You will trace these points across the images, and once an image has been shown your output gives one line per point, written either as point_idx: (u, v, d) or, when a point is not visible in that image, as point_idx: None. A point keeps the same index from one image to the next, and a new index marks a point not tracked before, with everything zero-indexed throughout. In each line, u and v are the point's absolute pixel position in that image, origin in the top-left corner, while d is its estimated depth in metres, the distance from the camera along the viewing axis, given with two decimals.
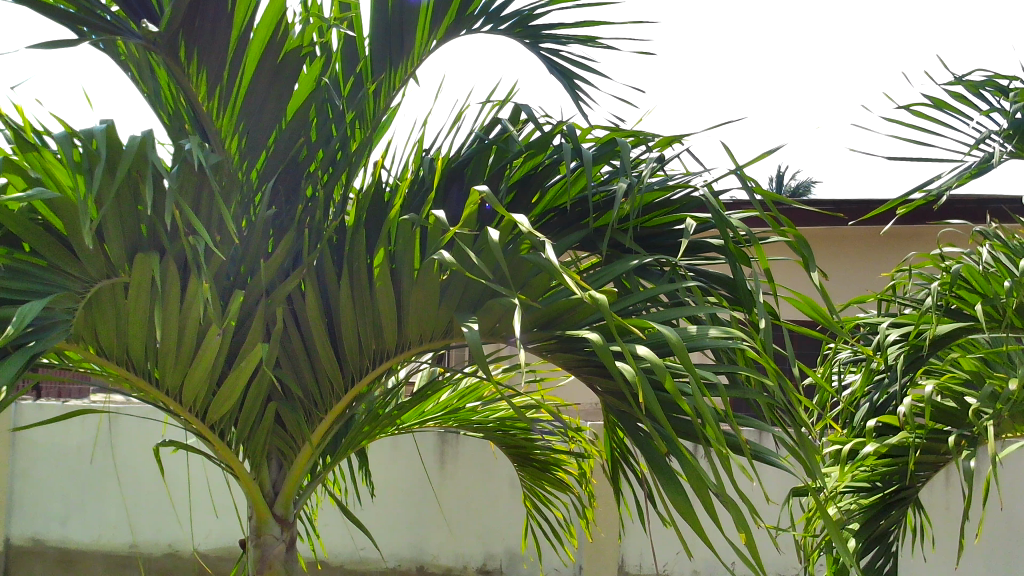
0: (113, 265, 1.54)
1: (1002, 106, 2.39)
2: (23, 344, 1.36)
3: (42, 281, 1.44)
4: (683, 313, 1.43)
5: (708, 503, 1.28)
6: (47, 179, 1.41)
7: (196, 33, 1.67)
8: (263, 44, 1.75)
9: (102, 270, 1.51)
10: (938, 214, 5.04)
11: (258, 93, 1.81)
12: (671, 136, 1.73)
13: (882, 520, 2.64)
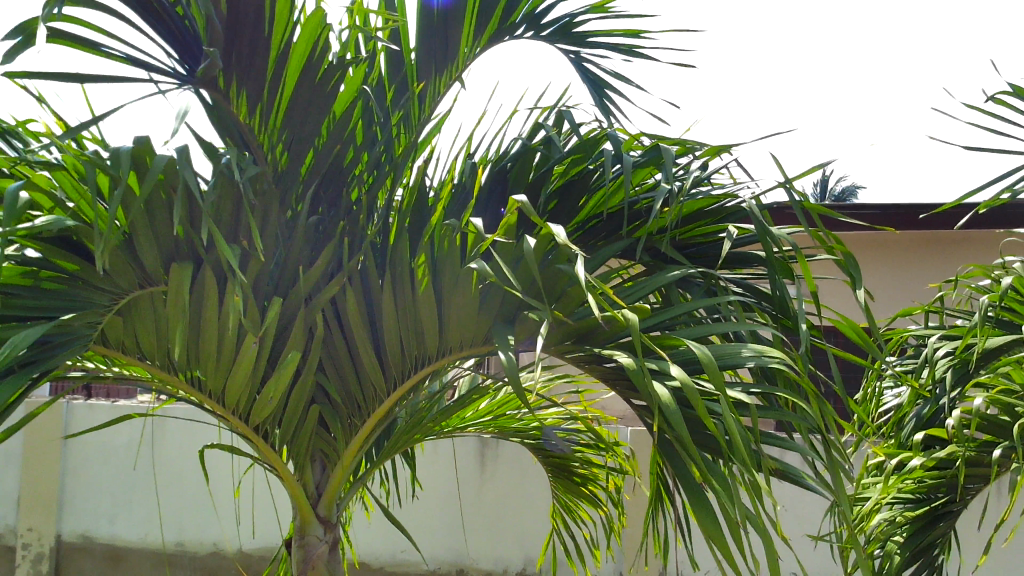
0: (148, 276, 1.60)
1: None
2: (31, 362, 1.41)
3: (75, 293, 1.50)
4: (719, 329, 1.43)
5: (738, 528, 1.25)
6: (70, 190, 1.47)
7: (234, 57, 1.70)
8: (302, 62, 1.75)
9: (132, 279, 1.57)
10: (990, 220, 4.91)
11: (297, 108, 1.82)
12: (718, 146, 1.71)
13: (930, 533, 2.57)
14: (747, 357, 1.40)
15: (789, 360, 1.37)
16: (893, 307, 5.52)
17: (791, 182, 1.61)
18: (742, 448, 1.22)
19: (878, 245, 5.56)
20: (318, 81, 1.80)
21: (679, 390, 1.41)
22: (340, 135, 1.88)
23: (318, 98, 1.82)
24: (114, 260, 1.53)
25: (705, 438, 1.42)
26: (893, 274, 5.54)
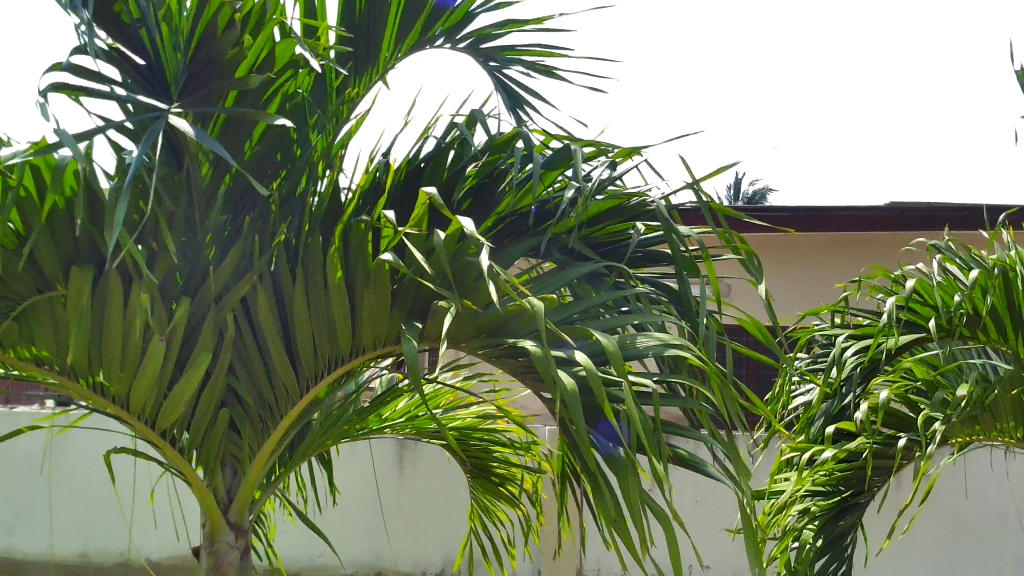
0: (46, 279, 1.56)
1: None
2: None
3: None
4: (627, 321, 1.46)
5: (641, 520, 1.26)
6: None
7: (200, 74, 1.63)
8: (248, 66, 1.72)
9: (31, 284, 1.53)
10: (893, 223, 5.12)
11: (237, 111, 1.77)
12: (631, 148, 1.74)
13: (841, 521, 2.67)
14: (652, 346, 1.43)
15: (694, 351, 1.41)
16: (799, 306, 5.68)
17: (699, 184, 1.66)
18: (645, 439, 1.24)
19: (787, 246, 5.73)
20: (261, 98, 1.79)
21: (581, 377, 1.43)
22: (272, 140, 1.84)
23: (248, 109, 1.77)
24: (11, 265, 1.50)
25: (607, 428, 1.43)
26: (799, 275, 5.71)
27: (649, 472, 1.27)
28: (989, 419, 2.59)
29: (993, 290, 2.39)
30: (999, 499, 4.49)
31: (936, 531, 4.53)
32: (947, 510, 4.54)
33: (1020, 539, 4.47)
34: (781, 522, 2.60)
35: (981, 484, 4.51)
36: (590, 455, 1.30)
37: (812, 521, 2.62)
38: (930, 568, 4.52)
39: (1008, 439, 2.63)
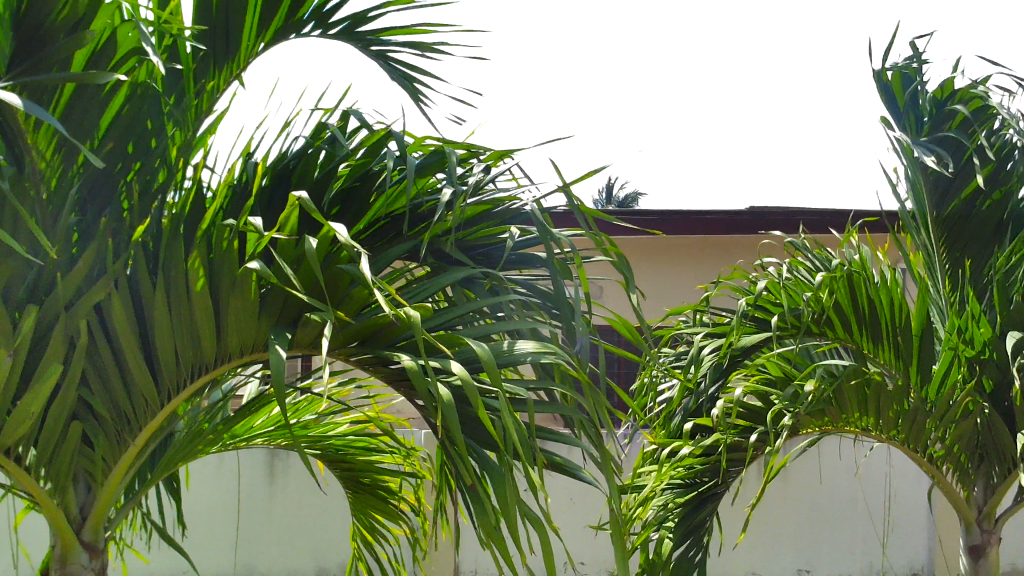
0: None
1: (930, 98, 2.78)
2: None
3: None
4: (500, 328, 1.46)
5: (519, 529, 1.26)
6: None
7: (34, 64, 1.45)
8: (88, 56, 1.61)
9: None
10: (754, 227, 5.36)
11: (79, 104, 1.65)
12: (502, 151, 1.75)
13: (696, 513, 2.80)
14: (528, 354, 1.45)
15: (565, 358, 1.44)
16: (664, 304, 5.89)
17: (570, 187, 1.69)
18: (521, 449, 1.24)
19: (656, 249, 5.91)
20: (102, 92, 1.67)
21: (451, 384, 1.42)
22: (118, 135, 1.73)
23: (94, 101, 1.67)
24: None
25: (483, 434, 1.43)
26: (667, 277, 5.92)
27: (525, 483, 1.27)
28: (836, 411, 2.71)
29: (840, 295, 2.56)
30: (850, 488, 4.78)
31: (791, 520, 4.79)
32: (801, 499, 4.80)
33: (867, 525, 4.78)
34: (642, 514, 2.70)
35: (832, 473, 4.79)
36: (465, 464, 1.28)
37: (671, 513, 2.74)
38: (788, 555, 4.77)
39: (855, 429, 2.79)
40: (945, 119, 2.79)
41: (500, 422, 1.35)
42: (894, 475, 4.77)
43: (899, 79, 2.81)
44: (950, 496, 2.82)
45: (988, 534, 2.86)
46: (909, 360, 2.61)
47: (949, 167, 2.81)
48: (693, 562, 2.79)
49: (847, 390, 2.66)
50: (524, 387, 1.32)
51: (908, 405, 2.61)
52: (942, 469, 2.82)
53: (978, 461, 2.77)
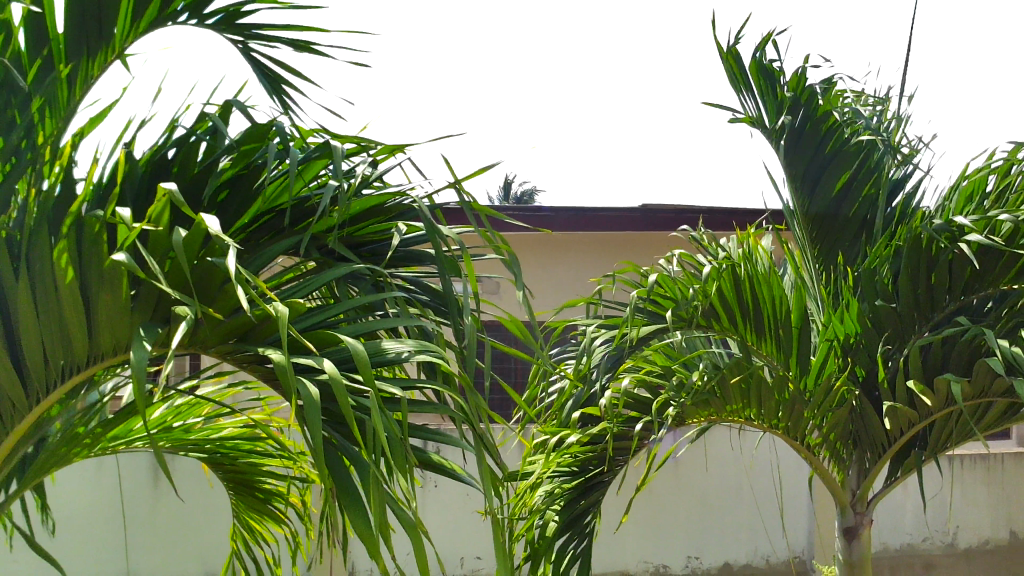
0: None
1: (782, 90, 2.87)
2: None
3: None
4: (380, 326, 1.45)
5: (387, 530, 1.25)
6: None
7: None
8: None
9: None
10: (646, 224, 5.49)
11: None
12: (394, 145, 1.73)
13: (581, 500, 2.89)
14: (406, 352, 1.45)
15: (444, 356, 1.44)
16: (559, 297, 5.97)
17: (460, 184, 1.68)
18: (390, 447, 1.24)
19: (550, 246, 5.98)
20: None
21: (326, 382, 1.40)
22: None
23: None
24: None
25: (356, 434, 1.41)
26: (562, 273, 5.99)
27: (396, 481, 1.26)
28: (720, 401, 2.81)
29: (723, 287, 2.65)
30: (736, 476, 4.96)
31: (681, 508, 4.91)
32: (691, 487, 4.93)
33: (751, 510, 4.97)
34: (530, 504, 2.75)
35: (718, 461, 4.96)
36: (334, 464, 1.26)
37: (556, 500, 2.81)
38: (678, 543, 4.89)
39: (738, 419, 2.90)
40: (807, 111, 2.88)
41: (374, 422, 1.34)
42: (777, 463, 4.97)
43: (759, 72, 2.88)
44: (826, 480, 2.96)
45: (861, 516, 3.01)
46: (790, 351, 2.72)
47: (819, 154, 2.91)
48: (576, 553, 2.86)
49: (729, 380, 2.72)
50: (396, 386, 1.31)
51: (788, 394, 2.73)
52: (819, 456, 2.96)
53: (851, 447, 2.92)
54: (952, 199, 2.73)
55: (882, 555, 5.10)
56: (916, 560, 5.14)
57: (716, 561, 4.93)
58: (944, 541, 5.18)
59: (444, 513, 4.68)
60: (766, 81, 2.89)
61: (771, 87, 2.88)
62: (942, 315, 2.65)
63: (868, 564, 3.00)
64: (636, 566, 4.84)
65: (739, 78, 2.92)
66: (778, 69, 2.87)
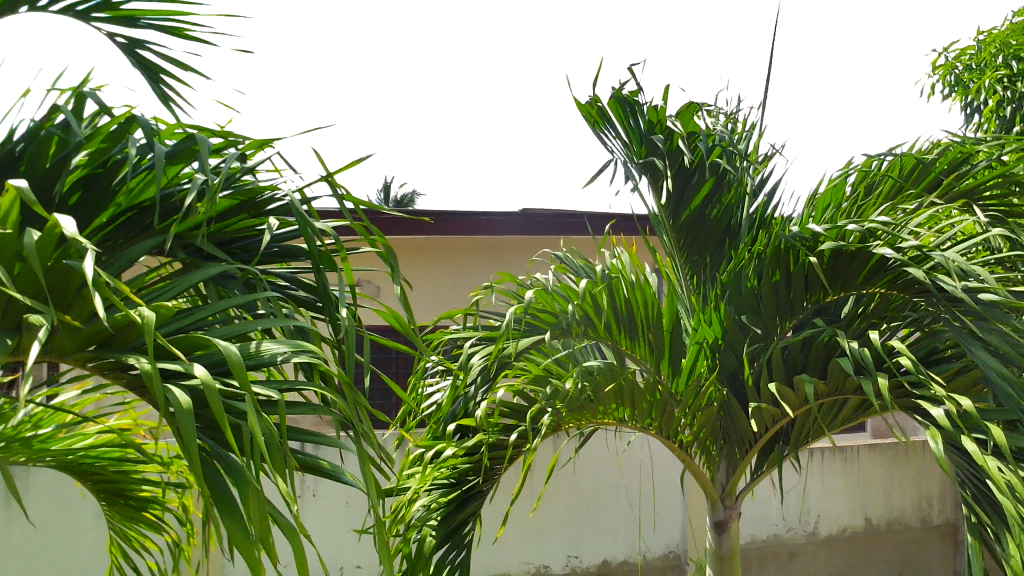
0: None
1: (637, 121, 3.07)
2: None
3: None
4: (254, 326, 1.40)
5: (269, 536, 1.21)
6: None
7: None
8: None
9: None
10: (525, 226, 5.55)
11: None
12: (264, 140, 1.68)
13: (459, 513, 2.87)
14: (281, 352, 1.41)
15: (322, 356, 1.41)
16: (439, 305, 5.95)
17: (332, 176, 1.66)
18: (270, 451, 1.21)
19: (428, 252, 5.96)
20: None
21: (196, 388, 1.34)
22: None
23: None
24: None
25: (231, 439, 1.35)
26: (441, 279, 5.98)
27: (276, 485, 1.22)
28: (593, 407, 2.87)
29: (599, 299, 2.71)
30: (613, 476, 5.09)
31: (559, 508, 4.96)
32: (572, 488, 5.01)
33: (628, 509, 5.10)
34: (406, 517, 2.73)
35: (595, 464, 5.06)
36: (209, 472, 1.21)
37: (432, 515, 2.78)
38: (558, 544, 4.94)
39: (612, 421, 2.97)
40: (666, 136, 3.05)
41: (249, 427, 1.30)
42: (653, 462, 5.13)
43: (617, 102, 3.05)
44: (697, 477, 3.07)
45: (730, 510, 3.13)
46: (662, 354, 2.82)
47: (683, 172, 3.07)
48: (455, 562, 2.84)
49: (603, 388, 2.77)
50: (270, 388, 1.27)
51: (659, 396, 2.83)
52: (691, 453, 3.07)
53: (720, 443, 3.05)
54: (813, 203, 2.88)
55: (750, 546, 5.32)
56: (782, 549, 5.39)
57: (595, 559, 5.01)
58: (805, 531, 5.47)
59: (323, 520, 4.57)
60: (624, 109, 3.07)
61: (629, 113, 3.06)
62: (801, 317, 2.79)
63: (735, 556, 3.13)
64: (517, 568, 4.85)
65: (600, 115, 3.07)
66: (634, 95, 3.04)
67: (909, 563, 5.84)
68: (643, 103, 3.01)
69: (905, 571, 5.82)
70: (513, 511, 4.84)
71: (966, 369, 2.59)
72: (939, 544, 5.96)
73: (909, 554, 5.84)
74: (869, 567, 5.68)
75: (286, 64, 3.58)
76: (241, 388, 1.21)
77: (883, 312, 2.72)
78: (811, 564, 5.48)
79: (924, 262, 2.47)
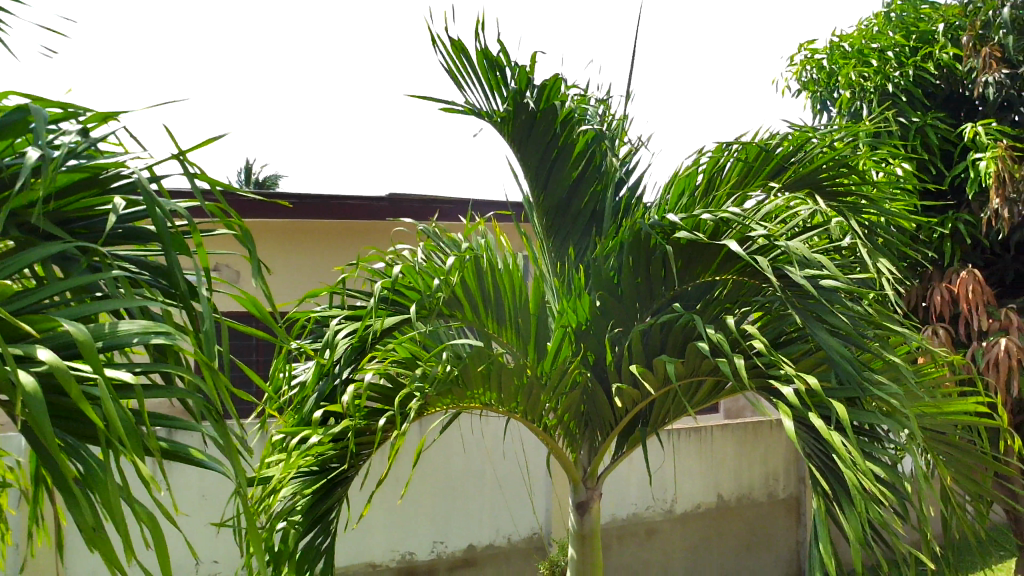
0: None
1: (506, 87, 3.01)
2: None
3: None
4: (105, 305, 1.31)
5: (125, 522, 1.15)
6: None
7: None
8: None
9: None
10: (391, 209, 5.47)
11: None
12: (107, 113, 1.57)
13: (325, 501, 2.85)
14: (138, 333, 1.33)
15: (181, 337, 1.34)
16: (300, 289, 5.82)
17: (185, 155, 1.58)
18: (127, 436, 1.16)
19: (290, 234, 5.79)
20: None
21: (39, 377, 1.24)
22: None
23: None
24: None
25: (79, 428, 1.26)
26: (303, 262, 5.83)
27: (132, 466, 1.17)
28: (461, 389, 2.86)
29: (470, 272, 2.71)
30: (480, 460, 5.13)
31: (425, 494, 4.95)
32: (438, 475, 5.00)
33: (495, 493, 5.16)
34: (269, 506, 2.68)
35: (465, 449, 5.08)
36: (59, 462, 1.13)
37: (297, 503, 2.75)
38: (424, 530, 4.92)
39: (478, 405, 2.98)
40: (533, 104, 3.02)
41: (102, 409, 1.24)
42: (518, 446, 5.23)
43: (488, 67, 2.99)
44: (561, 459, 3.13)
45: (592, 491, 3.21)
46: (528, 339, 2.86)
47: (545, 153, 3.10)
48: (319, 548, 2.84)
49: (472, 370, 2.77)
50: (120, 377, 1.22)
51: (525, 379, 2.85)
52: (555, 437, 3.13)
53: (582, 427, 3.12)
54: (668, 191, 2.99)
55: (611, 525, 5.48)
56: (640, 527, 5.58)
57: (460, 544, 5.03)
58: (663, 509, 5.69)
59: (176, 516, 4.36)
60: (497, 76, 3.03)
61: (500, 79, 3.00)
62: (659, 301, 2.88)
63: (596, 535, 3.21)
64: (383, 557, 4.79)
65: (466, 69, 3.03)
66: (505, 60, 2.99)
67: (757, 535, 6.18)
68: (513, 69, 2.96)
69: (752, 545, 6.16)
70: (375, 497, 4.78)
71: (811, 352, 2.77)
72: (783, 518, 6.33)
73: (757, 527, 6.18)
74: (719, 541, 5.98)
75: (133, 31, 3.36)
76: (97, 372, 1.16)
77: (735, 298, 2.86)
78: (667, 541, 5.71)
79: (771, 251, 2.60)
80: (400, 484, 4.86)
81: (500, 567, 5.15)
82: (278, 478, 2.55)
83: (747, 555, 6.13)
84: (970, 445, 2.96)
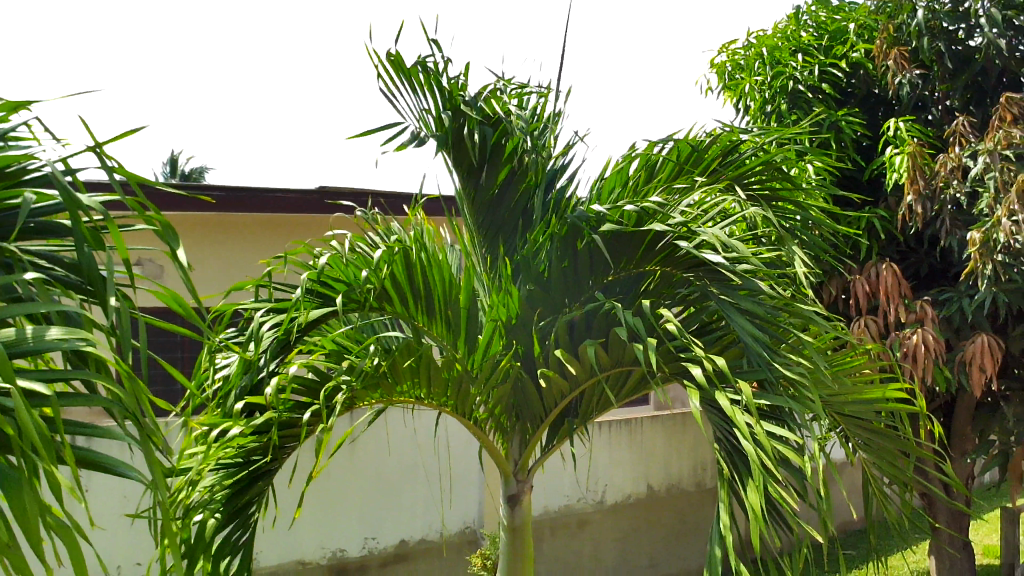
0: None
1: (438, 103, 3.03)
2: None
3: None
4: (18, 309, 1.27)
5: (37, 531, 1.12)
6: None
7: None
8: None
9: None
10: (321, 202, 5.40)
11: None
12: (16, 101, 1.51)
13: (246, 493, 2.83)
14: (54, 338, 1.29)
15: (98, 341, 1.30)
16: (226, 282, 5.71)
17: (101, 147, 1.54)
18: (39, 444, 1.13)
19: (215, 226, 5.67)
20: None
21: None
22: None
23: None
24: None
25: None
26: (228, 255, 5.72)
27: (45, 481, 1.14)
28: (389, 383, 2.85)
29: (399, 265, 2.70)
30: (412, 455, 5.11)
31: (356, 490, 4.90)
32: (370, 470, 4.96)
33: (426, 487, 5.16)
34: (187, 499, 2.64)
35: (397, 443, 5.06)
36: None
37: (216, 494, 2.71)
38: (355, 526, 4.88)
39: (408, 398, 2.97)
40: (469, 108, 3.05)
41: (13, 417, 1.20)
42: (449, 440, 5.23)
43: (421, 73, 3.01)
44: (491, 452, 3.14)
45: (522, 484, 3.23)
46: (458, 332, 2.86)
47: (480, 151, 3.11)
48: (240, 539, 2.81)
49: (399, 364, 2.79)
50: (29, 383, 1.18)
51: (455, 372, 2.85)
52: (486, 430, 3.14)
53: (513, 420, 3.13)
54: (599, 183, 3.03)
55: (544, 517, 5.51)
56: (572, 518, 5.64)
57: (392, 540, 5.01)
58: (594, 499, 5.76)
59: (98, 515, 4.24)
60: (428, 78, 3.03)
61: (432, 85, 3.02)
62: (587, 293, 2.91)
63: (527, 527, 3.23)
64: (314, 554, 4.73)
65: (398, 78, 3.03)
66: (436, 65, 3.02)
67: (686, 522, 6.31)
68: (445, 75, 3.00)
69: (682, 532, 6.28)
70: (305, 493, 4.71)
71: (732, 343, 2.83)
72: (711, 506, 6.48)
73: (686, 515, 6.31)
74: (650, 530, 6.08)
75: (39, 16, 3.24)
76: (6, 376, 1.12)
77: (661, 291, 2.91)
78: (599, 531, 5.78)
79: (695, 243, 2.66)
80: (330, 480, 4.80)
81: (431, 562, 5.15)
82: (199, 468, 2.50)
83: (676, 543, 6.25)
84: (892, 432, 3.05)
